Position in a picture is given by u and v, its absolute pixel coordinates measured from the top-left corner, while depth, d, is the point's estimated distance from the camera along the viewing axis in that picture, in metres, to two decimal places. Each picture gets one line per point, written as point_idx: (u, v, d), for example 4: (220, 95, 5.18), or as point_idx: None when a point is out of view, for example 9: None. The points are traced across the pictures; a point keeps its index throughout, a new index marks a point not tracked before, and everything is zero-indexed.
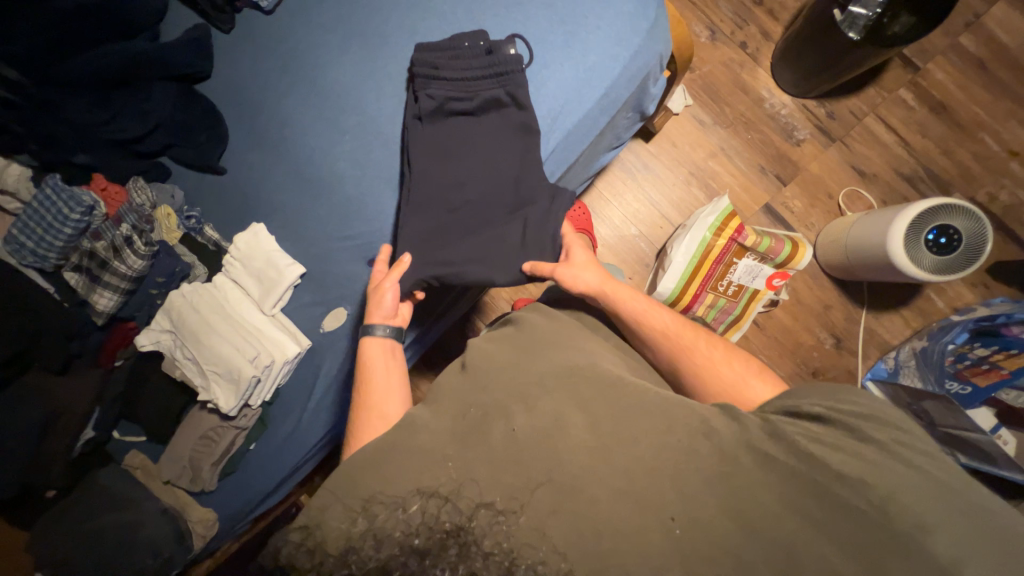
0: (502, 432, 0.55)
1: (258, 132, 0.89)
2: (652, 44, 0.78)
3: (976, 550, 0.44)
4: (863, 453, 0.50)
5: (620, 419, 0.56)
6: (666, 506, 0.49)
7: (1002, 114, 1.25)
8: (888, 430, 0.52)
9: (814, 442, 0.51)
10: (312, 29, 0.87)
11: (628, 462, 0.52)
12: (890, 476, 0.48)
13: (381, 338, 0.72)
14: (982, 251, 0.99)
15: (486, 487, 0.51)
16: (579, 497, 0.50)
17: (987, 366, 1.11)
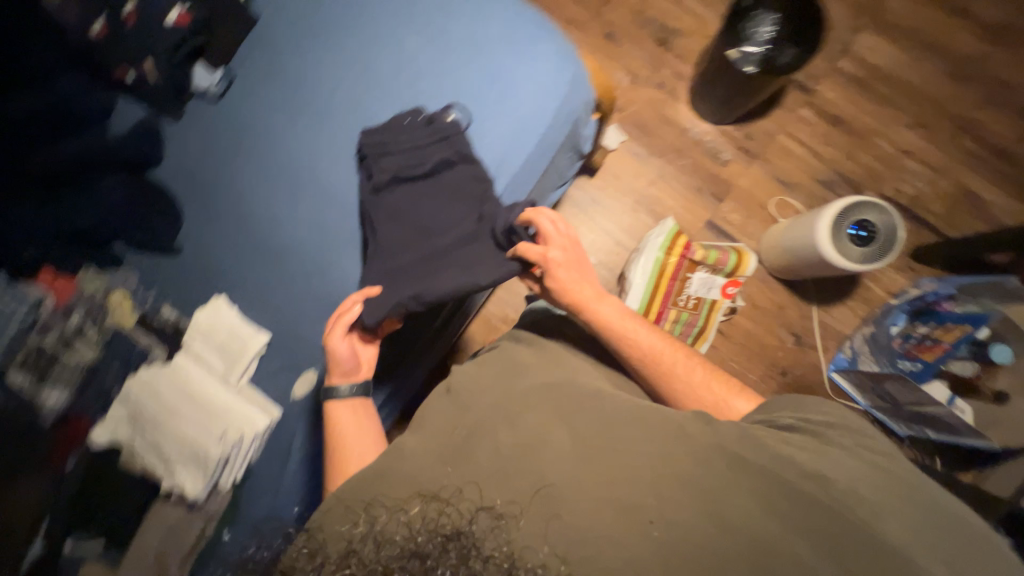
0: (494, 449, 0.64)
1: (215, 208, 0.90)
2: (577, 90, 0.86)
3: (917, 524, 0.55)
4: (823, 448, 0.62)
5: (606, 430, 0.65)
6: (645, 511, 0.56)
7: (890, 120, 1.43)
8: (849, 436, 0.64)
9: (780, 444, 0.62)
10: (259, 106, 0.90)
11: (614, 470, 0.60)
12: (844, 464, 0.60)
13: (344, 397, 0.80)
14: (896, 238, 1.10)
15: (487, 493, 0.59)
16: (575, 504, 0.57)
17: (931, 342, 1.22)
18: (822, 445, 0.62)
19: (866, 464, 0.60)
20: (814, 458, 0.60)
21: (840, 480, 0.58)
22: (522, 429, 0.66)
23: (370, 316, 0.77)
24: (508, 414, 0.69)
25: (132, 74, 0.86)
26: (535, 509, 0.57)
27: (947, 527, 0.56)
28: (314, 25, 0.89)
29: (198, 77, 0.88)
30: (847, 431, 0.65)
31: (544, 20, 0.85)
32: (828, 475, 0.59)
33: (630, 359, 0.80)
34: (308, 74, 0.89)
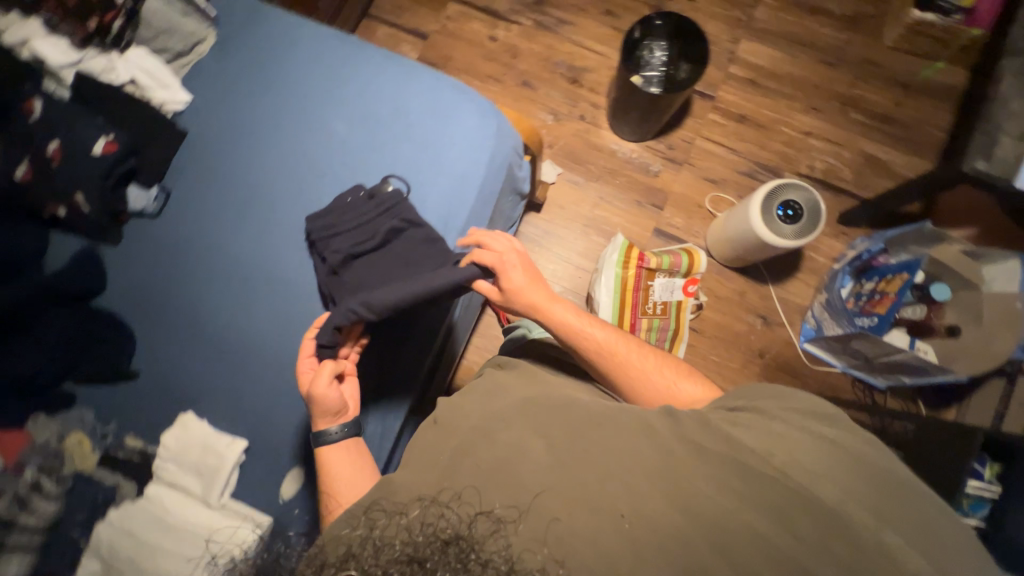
0: (492, 454, 0.66)
1: (171, 324, 0.88)
2: (504, 141, 0.91)
3: (860, 492, 0.58)
4: (775, 428, 0.65)
5: (584, 432, 0.67)
6: (617, 504, 0.58)
7: (786, 109, 1.59)
8: (801, 417, 0.67)
9: (738, 419, 0.67)
10: (200, 214, 0.90)
11: (592, 468, 0.62)
12: (797, 442, 0.63)
13: (335, 440, 0.76)
14: (820, 212, 1.20)
15: (486, 499, 0.60)
16: (579, 500, 0.59)
17: (880, 296, 1.28)
18: (787, 418, 0.66)
19: (834, 440, 0.63)
20: (773, 427, 0.65)
21: (798, 449, 0.62)
22: (507, 443, 0.67)
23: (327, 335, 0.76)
24: (490, 426, 0.71)
25: (65, 208, 0.83)
26: (533, 515, 0.58)
27: (909, 500, 0.59)
28: (242, 130, 0.92)
29: (132, 198, 0.87)
30: (822, 411, 0.67)
31: (461, 87, 0.92)
32: (786, 444, 0.63)
33: (591, 354, 0.82)
34: (246, 176, 0.90)
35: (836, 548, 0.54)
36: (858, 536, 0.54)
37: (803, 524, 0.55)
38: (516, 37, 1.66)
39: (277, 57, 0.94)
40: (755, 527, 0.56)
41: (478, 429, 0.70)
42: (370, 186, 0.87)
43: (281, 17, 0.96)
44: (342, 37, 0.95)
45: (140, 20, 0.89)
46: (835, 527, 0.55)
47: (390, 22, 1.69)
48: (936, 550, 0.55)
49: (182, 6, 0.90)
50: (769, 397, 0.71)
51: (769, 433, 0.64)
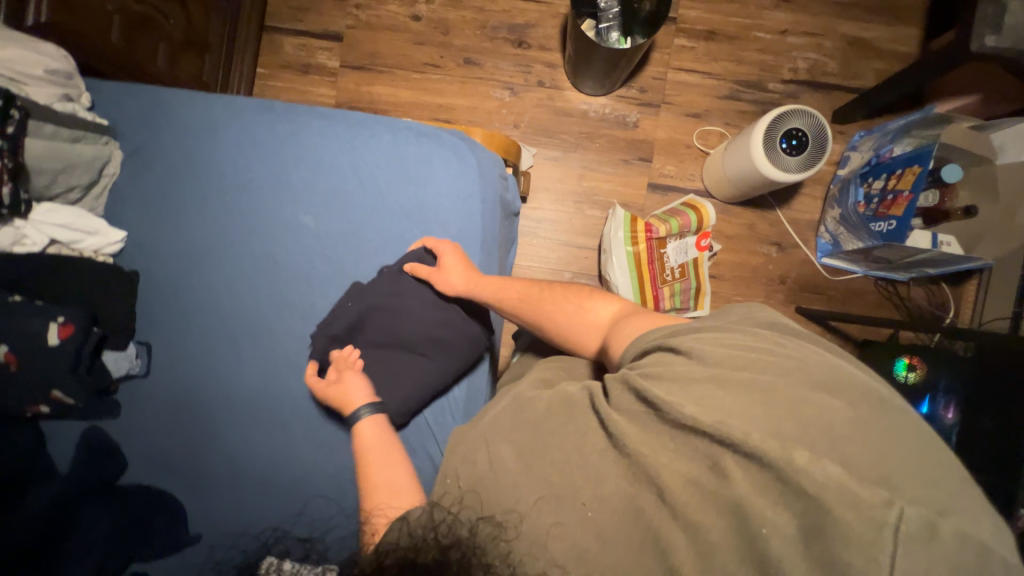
0: (478, 462, 0.63)
1: (203, 477, 0.81)
2: (491, 179, 0.81)
3: (805, 431, 0.50)
4: (708, 377, 0.56)
5: (542, 437, 0.63)
6: (580, 494, 0.57)
7: (755, 9, 1.42)
8: (727, 349, 0.59)
9: (661, 371, 0.59)
10: (193, 356, 0.82)
11: (552, 468, 0.60)
12: (730, 394, 0.54)
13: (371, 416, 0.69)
14: (825, 133, 1.11)
15: (489, 502, 0.61)
16: (562, 503, 0.58)
17: (892, 196, 1.21)
18: (708, 355, 0.58)
19: (774, 381, 0.55)
20: (691, 370, 0.57)
21: (723, 392, 0.55)
22: (476, 458, 0.63)
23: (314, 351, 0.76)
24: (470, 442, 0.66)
25: (48, 403, 0.72)
26: (531, 523, 0.58)
27: (851, 422, 0.51)
28: (202, 253, 0.81)
29: (113, 363, 0.77)
30: (748, 340, 0.60)
31: (426, 131, 0.80)
32: (705, 393, 0.55)
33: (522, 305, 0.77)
34: (222, 300, 0.81)
35: (763, 483, 0.50)
36: (786, 475, 0.48)
37: (729, 467, 0.51)
38: (441, 9, 1.45)
39: (202, 157, 0.80)
40: (684, 477, 0.53)
41: (458, 454, 0.66)
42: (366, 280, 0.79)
43: (189, 107, 0.80)
44: (267, 107, 0.80)
45: (30, 169, 0.68)
46: (759, 466, 0.50)
47: (295, 30, 1.45)
48: (882, 465, 0.48)
49: (70, 131, 0.71)
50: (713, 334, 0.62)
51: (694, 390, 0.56)
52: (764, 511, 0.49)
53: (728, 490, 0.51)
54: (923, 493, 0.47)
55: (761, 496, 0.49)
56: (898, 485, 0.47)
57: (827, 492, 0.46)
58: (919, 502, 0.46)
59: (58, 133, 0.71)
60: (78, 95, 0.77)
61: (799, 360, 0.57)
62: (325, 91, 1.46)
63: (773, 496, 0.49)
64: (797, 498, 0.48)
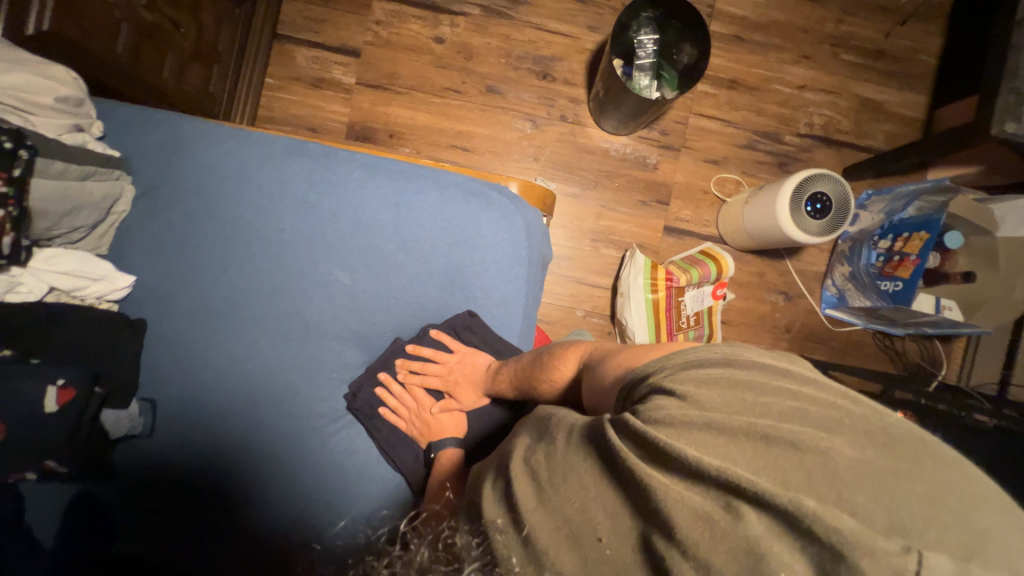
0: (499, 486, 0.62)
1: (207, 554, 0.71)
2: (536, 241, 0.79)
3: (816, 481, 0.50)
4: (709, 420, 0.55)
5: (559, 473, 0.59)
6: (595, 528, 0.54)
7: (776, 63, 1.45)
8: (717, 393, 0.58)
9: (659, 414, 0.57)
10: (206, 413, 0.75)
11: (569, 502, 0.56)
12: (739, 442, 0.53)
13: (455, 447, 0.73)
14: (849, 200, 1.14)
15: (488, 514, 0.58)
16: (580, 540, 0.54)
17: (899, 258, 1.27)
18: (704, 398, 0.57)
19: (780, 432, 0.53)
20: (689, 416, 0.55)
21: (726, 439, 0.54)
22: (498, 490, 0.62)
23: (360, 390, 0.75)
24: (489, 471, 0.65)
25: (36, 472, 0.64)
26: (533, 548, 0.54)
27: (859, 468, 0.51)
28: (222, 302, 0.75)
29: (113, 424, 0.69)
30: (746, 378, 0.60)
31: (473, 187, 0.77)
32: (705, 437, 0.54)
33: (491, 379, 0.75)
34: (242, 353, 0.75)
35: (778, 527, 0.48)
36: (800, 521, 0.47)
37: (746, 510, 0.48)
38: (465, 33, 1.40)
39: (228, 199, 0.74)
40: (694, 512, 0.50)
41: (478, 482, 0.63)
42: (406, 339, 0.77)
43: (219, 146, 0.75)
44: (301, 149, 0.76)
45: (34, 211, 0.60)
46: (773, 513, 0.48)
47: (309, 41, 1.37)
48: (893, 510, 0.48)
49: (78, 167, 0.63)
50: (709, 368, 0.61)
51: (704, 434, 0.54)
52: (783, 555, 0.46)
53: (743, 533, 0.48)
54: (934, 535, 0.47)
55: (777, 539, 0.47)
56: (912, 530, 0.47)
57: (844, 538, 0.45)
58: (936, 547, 0.46)
59: (69, 170, 0.62)
60: (88, 124, 0.69)
61: (798, 401, 0.57)
62: (338, 107, 1.38)
63: (789, 539, 0.47)
64: (814, 543, 0.46)
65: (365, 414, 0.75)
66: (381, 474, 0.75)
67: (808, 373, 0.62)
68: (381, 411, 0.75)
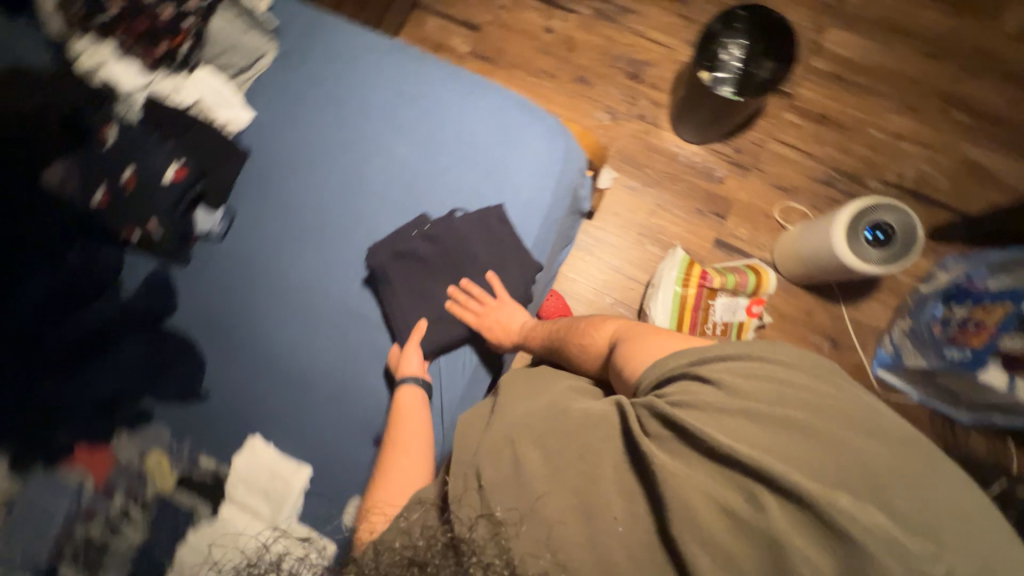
0: (508, 467, 0.61)
1: (237, 357, 0.87)
2: (572, 165, 0.88)
3: (850, 482, 0.49)
4: (744, 411, 0.56)
5: (566, 449, 0.61)
6: (611, 507, 0.56)
7: (874, 108, 1.42)
8: (752, 380, 0.58)
9: (687, 398, 0.58)
10: (263, 236, 0.90)
11: (576, 479, 0.58)
12: (776, 436, 0.53)
13: (414, 386, 0.79)
14: (917, 233, 1.08)
15: (492, 489, 0.59)
16: (592, 515, 0.56)
17: (973, 326, 1.13)
18: (742, 388, 0.57)
19: (818, 435, 0.53)
20: (723, 404, 0.56)
21: (762, 429, 0.54)
22: (503, 458, 0.62)
23: (385, 250, 0.83)
24: (501, 445, 0.64)
25: (140, 232, 0.84)
26: (535, 518, 0.56)
27: (893, 474, 0.50)
28: (305, 152, 0.91)
29: (200, 220, 0.87)
30: (777, 371, 0.59)
31: (530, 106, 0.88)
32: (737, 427, 0.55)
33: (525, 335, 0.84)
34: (305, 195, 0.89)
35: (804, 523, 0.47)
36: (825, 516, 0.46)
37: (768, 502, 0.48)
38: (572, 28, 1.56)
39: (337, 74, 0.92)
40: (717, 505, 0.50)
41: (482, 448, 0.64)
42: (434, 219, 0.85)
43: (344, 35, 0.94)
44: (403, 50, 0.93)
45: (207, 37, 0.89)
46: (801, 507, 0.47)
47: (441, 13, 1.62)
48: (924, 517, 0.47)
49: (246, 23, 0.91)
50: (724, 350, 0.61)
51: (734, 427, 0.55)
52: (805, 552, 0.46)
53: (764, 526, 0.48)
54: (960, 544, 0.46)
55: (800, 534, 0.47)
56: (937, 535, 0.46)
57: (870, 537, 0.44)
58: (956, 554, 0.45)
59: (238, 22, 0.90)
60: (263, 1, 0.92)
61: (834, 403, 0.55)
62: None
63: (812, 535, 0.46)
64: (836, 541, 0.45)
65: (374, 274, 0.84)
66: (376, 329, 0.86)
67: (847, 382, 0.59)
68: (399, 310, 0.83)
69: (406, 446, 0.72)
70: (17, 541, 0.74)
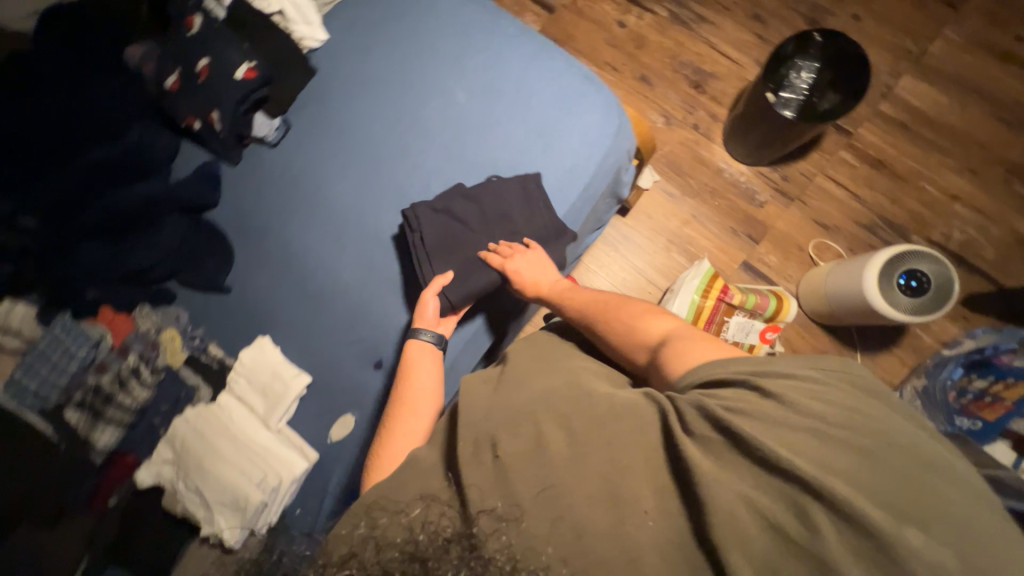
0: (519, 448, 0.60)
1: (264, 259, 0.90)
2: (620, 143, 0.90)
3: (920, 520, 0.45)
4: (805, 426, 0.51)
5: (591, 431, 0.59)
6: (642, 504, 0.53)
7: (934, 164, 1.39)
8: (814, 395, 0.54)
9: (738, 403, 0.54)
10: (312, 151, 0.92)
11: (603, 466, 0.56)
12: (842, 456, 0.49)
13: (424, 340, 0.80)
14: (951, 288, 1.06)
15: (511, 463, 0.59)
16: (618, 502, 0.54)
17: (990, 399, 1.12)
18: (802, 403, 0.53)
19: (889, 464, 0.48)
20: (780, 415, 0.52)
21: (826, 448, 0.50)
22: (524, 431, 0.62)
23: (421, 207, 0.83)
24: (517, 420, 0.64)
25: (201, 123, 0.89)
26: (554, 499, 0.55)
27: (969, 519, 0.45)
28: (368, 79, 0.93)
29: (258, 124, 0.92)
30: (842, 392, 0.54)
31: (592, 78, 0.90)
32: (798, 442, 0.50)
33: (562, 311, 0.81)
34: (360, 120, 0.92)
35: (861, 550, 0.44)
36: (886, 548, 0.43)
37: (824, 523, 0.45)
38: (646, 27, 1.56)
39: (414, 12, 0.95)
40: (762, 517, 0.48)
41: (498, 420, 0.64)
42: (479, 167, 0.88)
43: None
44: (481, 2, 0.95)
45: None
46: (860, 534, 0.44)
47: None
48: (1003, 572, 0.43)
49: None
50: (780, 365, 0.57)
51: (793, 441, 0.51)
52: None
53: (817, 547, 0.45)
54: None
55: (855, 561, 0.44)
56: None
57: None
58: None
59: None
60: None
61: (905, 432, 0.51)
62: None
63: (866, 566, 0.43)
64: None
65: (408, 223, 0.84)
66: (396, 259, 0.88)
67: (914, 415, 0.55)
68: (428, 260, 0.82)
69: (413, 408, 0.75)
70: (35, 377, 0.80)
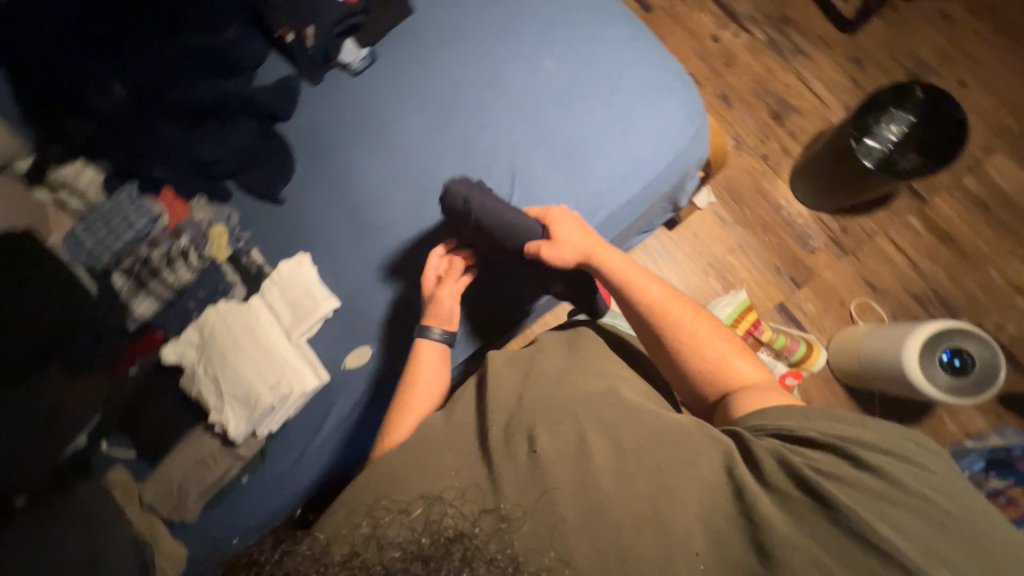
0: (525, 453, 0.61)
1: (321, 180, 0.92)
2: (694, 148, 0.88)
3: None
4: (889, 500, 0.52)
5: (644, 449, 0.60)
6: (692, 540, 0.53)
7: (1005, 251, 1.32)
8: (906, 470, 0.54)
9: (819, 464, 0.55)
10: (391, 87, 0.94)
11: (651, 485, 0.56)
12: (927, 536, 0.49)
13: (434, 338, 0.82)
14: (996, 375, 1.01)
15: (547, 455, 0.60)
16: (659, 522, 0.54)
17: (1005, 501, 1.10)
18: (892, 477, 0.53)
19: (973, 553, 0.48)
20: (864, 484, 0.53)
21: (913, 526, 0.50)
22: (569, 435, 0.62)
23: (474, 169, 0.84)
24: (554, 417, 0.64)
25: (294, 36, 0.93)
26: (594, 504, 0.55)
27: None
28: (460, 30, 0.94)
29: (346, 50, 0.94)
30: (930, 471, 0.54)
31: (682, 77, 0.88)
32: (885, 515, 0.51)
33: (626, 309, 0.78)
34: (443, 68, 0.93)
35: None
36: None
37: None
38: (739, 46, 1.53)
39: None
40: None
41: (539, 415, 0.65)
42: (548, 140, 0.88)
43: None
44: None
45: None
46: None
47: None
48: None
49: None
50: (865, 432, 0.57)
51: (879, 513, 0.51)
52: None
53: None
54: None
55: None
56: None
57: None
58: None
59: None
60: None
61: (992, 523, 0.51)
62: None
63: None
64: None
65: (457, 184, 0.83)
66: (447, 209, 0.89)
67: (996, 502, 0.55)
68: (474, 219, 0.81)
69: (414, 404, 0.76)
70: (94, 235, 0.87)
